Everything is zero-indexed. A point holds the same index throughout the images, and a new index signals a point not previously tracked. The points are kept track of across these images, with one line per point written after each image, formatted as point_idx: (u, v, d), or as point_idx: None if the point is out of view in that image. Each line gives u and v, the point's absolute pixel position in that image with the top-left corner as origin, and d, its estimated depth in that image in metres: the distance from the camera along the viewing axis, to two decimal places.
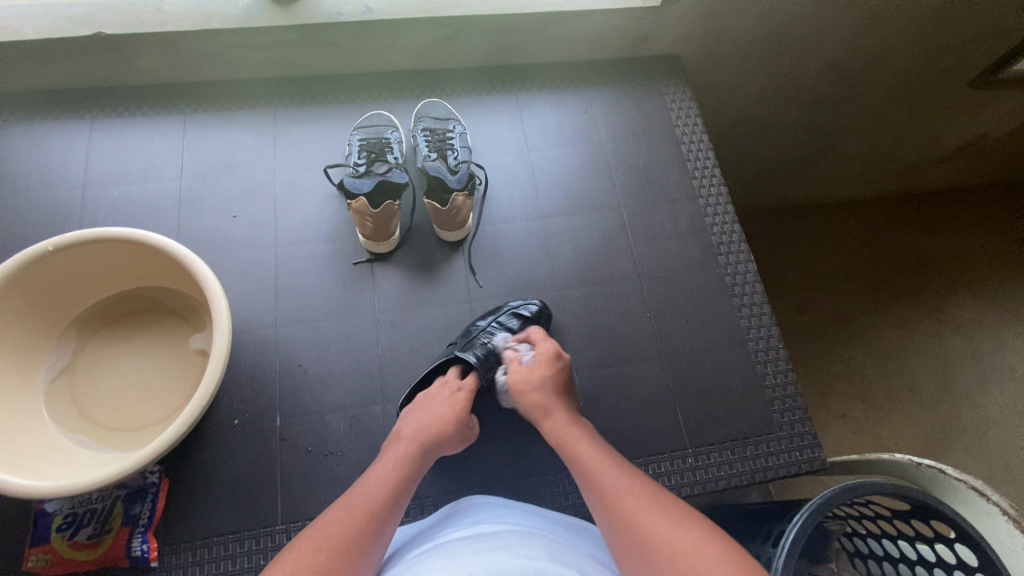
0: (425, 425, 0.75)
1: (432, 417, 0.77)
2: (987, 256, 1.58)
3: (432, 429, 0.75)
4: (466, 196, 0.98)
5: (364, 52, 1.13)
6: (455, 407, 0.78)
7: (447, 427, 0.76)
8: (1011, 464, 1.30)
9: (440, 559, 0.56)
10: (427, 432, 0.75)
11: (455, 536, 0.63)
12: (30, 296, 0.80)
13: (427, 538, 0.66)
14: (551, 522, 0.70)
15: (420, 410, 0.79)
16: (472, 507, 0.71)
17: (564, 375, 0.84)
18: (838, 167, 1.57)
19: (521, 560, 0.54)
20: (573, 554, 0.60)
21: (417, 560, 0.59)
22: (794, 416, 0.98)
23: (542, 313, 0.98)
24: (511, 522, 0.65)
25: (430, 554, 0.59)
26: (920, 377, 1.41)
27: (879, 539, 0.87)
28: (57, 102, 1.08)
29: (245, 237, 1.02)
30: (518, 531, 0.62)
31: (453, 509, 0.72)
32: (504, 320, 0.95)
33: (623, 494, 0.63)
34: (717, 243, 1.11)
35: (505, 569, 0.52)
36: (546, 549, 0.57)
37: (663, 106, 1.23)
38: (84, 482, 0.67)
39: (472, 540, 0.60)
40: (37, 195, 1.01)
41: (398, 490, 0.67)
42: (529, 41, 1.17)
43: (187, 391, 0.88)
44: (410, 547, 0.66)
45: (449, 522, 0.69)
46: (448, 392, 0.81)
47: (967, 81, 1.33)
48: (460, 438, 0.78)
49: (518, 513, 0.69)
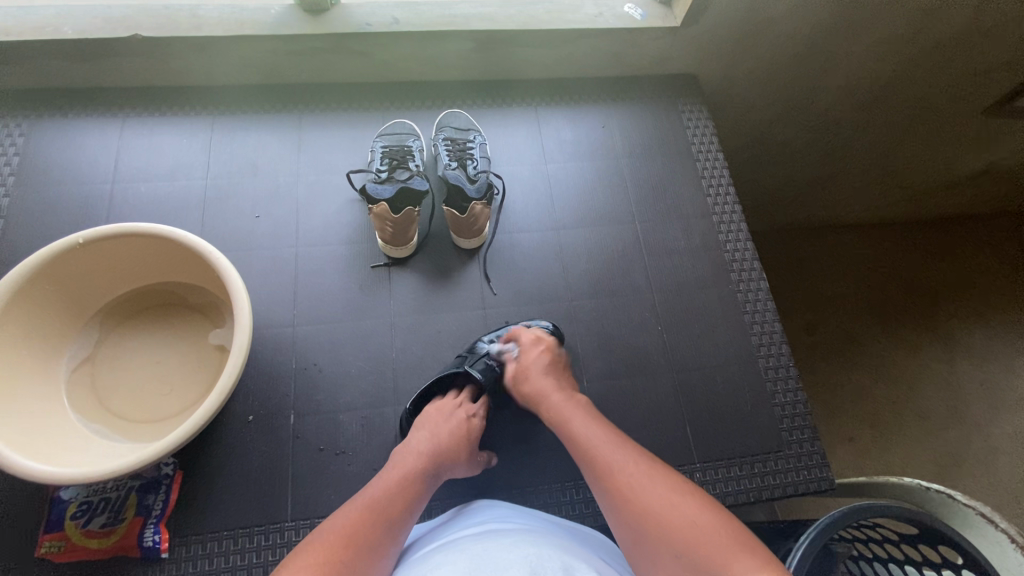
0: (438, 444, 0.76)
1: (446, 438, 0.77)
2: (999, 283, 1.58)
3: (446, 451, 0.76)
4: (484, 205, 1.00)
5: (389, 62, 1.15)
6: (463, 428, 0.80)
7: (457, 456, 0.77)
8: (1021, 495, 1.29)
9: (451, 555, 0.57)
10: (438, 447, 0.75)
11: (463, 534, 0.63)
12: (59, 286, 0.82)
13: (435, 536, 0.67)
14: (556, 526, 0.70)
15: (431, 428, 0.78)
16: (479, 509, 0.72)
17: (551, 355, 0.88)
18: (850, 190, 1.58)
19: (529, 556, 0.55)
20: (578, 552, 0.60)
21: (428, 556, 0.60)
22: (803, 434, 0.98)
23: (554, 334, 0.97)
24: (519, 523, 0.66)
25: (439, 551, 0.60)
26: (929, 402, 1.41)
27: (885, 564, 0.85)
28: (91, 100, 1.11)
29: (266, 236, 1.04)
30: (525, 531, 0.62)
31: (457, 511, 0.74)
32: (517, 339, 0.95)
33: (621, 468, 0.64)
34: (729, 260, 1.12)
35: (514, 564, 0.53)
36: (552, 546, 0.58)
37: (680, 124, 1.25)
38: (103, 470, 0.68)
39: (481, 538, 0.60)
40: (67, 189, 1.04)
41: (411, 501, 0.67)
42: (549, 56, 1.20)
43: (204, 386, 0.89)
44: (418, 545, 0.67)
45: (454, 522, 0.70)
46: (460, 417, 0.81)
47: (981, 110, 1.34)
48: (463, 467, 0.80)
49: (525, 518, 0.69)
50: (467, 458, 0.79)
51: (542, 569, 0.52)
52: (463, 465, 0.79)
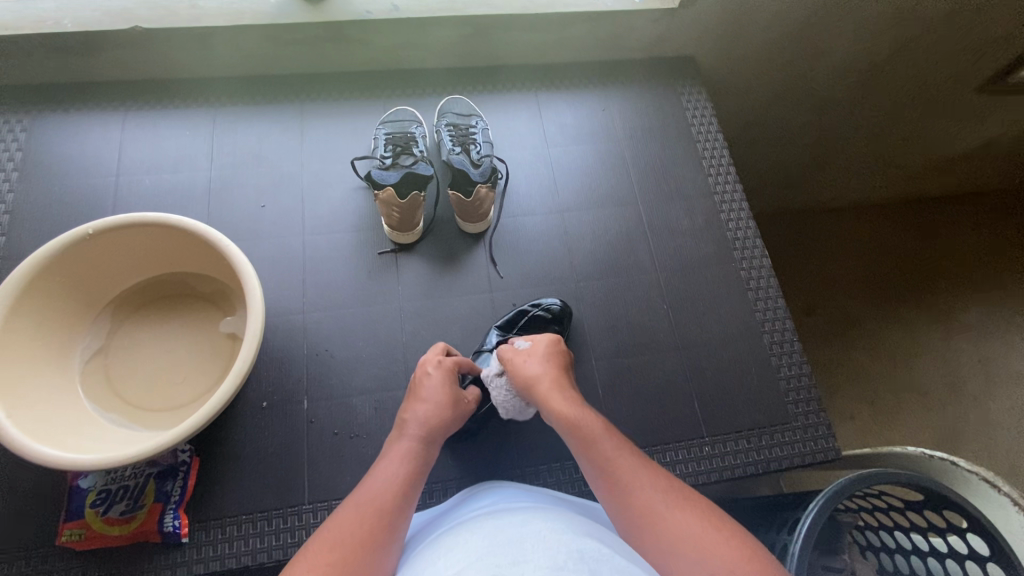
0: (423, 414, 0.73)
1: (426, 401, 0.74)
2: (994, 259, 1.60)
3: (433, 414, 0.73)
4: (489, 189, 1.00)
5: (389, 49, 1.16)
6: (446, 389, 0.76)
7: (446, 413, 0.74)
8: (1018, 466, 1.31)
9: (463, 540, 0.54)
10: (424, 422, 0.72)
11: (473, 517, 0.61)
12: (70, 277, 0.83)
13: (444, 523, 0.64)
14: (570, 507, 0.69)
15: (419, 398, 0.75)
16: (488, 493, 0.69)
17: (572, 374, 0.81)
18: (847, 169, 1.60)
19: (544, 530, 0.52)
20: (597, 529, 0.57)
21: (440, 543, 0.56)
22: (809, 407, 0.99)
23: (564, 311, 1.00)
24: (529, 502, 0.64)
25: (451, 536, 0.57)
26: (928, 378, 1.43)
27: (891, 532, 0.87)
28: (91, 94, 1.11)
29: (273, 226, 1.05)
30: (539, 511, 0.59)
31: (466, 497, 0.71)
32: (528, 322, 0.97)
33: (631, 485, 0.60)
34: (732, 239, 1.13)
35: (530, 537, 0.50)
36: (566, 521, 0.56)
37: (679, 105, 1.26)
38: (121, 456, 0.69)
39: (494, 520, 0.57)
40: (71, 183, 1.04)
41: (408, 489, 0.64)
42: (548, 41, 1.20)
43: (217, 374, 0.90)
44: (428, 534, 0.64)
45: (465, 506, 0.68)
46: (431, 373, 0.78)
47: (976, 86, 1.35)
48: (457, 422, 0.77)
49: (539, 499, 0.67)
50: (455, 416, 0.76)
51: (558, 542, 0.49)
52: (454, 425, 0.76)
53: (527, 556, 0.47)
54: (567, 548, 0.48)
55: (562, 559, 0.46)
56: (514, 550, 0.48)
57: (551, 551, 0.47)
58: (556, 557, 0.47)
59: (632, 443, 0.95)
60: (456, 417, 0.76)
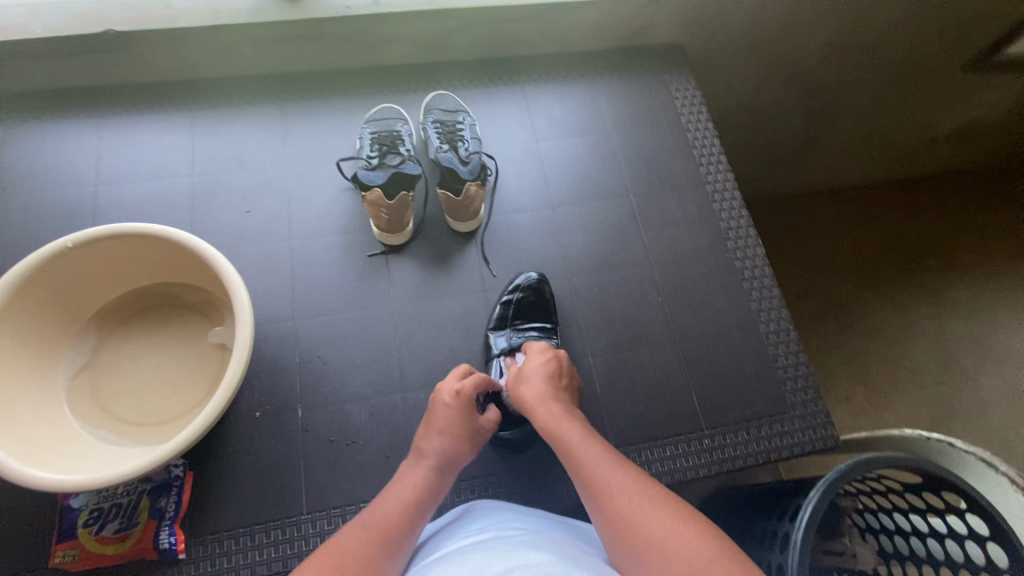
0: (439, 445, 0.70)
1: (444, 432, 0.72)
2: (984, 237, 1.61)
3: (450, 448, 0.71)
4: (478, 186, 0.99)
5: (371, 46, 1.13)
6: (465, 419, 0.74)
7: (462, 445, 0.72)
8: (1011, 443, 1.33)
9: (451, 568, 0.52)
10: (442, 453, 0.70)
11: (462, 543, 0.59)
12: (50, 293, 0.80)
13: (433, 546, 0.63)
14: (564, 528, 0.67)
15: (438, 426, 0.73)
16: (482, 514, 0.68)
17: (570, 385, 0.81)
18: (837, 152, 1.59)
19: (531, 565, 0.50)
20: (589, 560, 0.55)
21: (429, 569, 0.55)
22: (807, 395, 0.99)
23: (541, 282, 1.00)
24: (522, 526, 0.62)
25: (438, 564, 0.55)
26: (921, 359, 1.44)
27: (890, 514, 0.87)
28: (65, 101, 1.08)
29: (259, 231, 1.02)
30: (531, 537, 0.58)
31: (467, 513, 0.70)
32: (516, 308, 0.97)
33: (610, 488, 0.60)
34: (725, 228, 1.12)
35: (514, 573, 0.49)
36: (555, 552, 0.54)
37: (667, 94, 1.24)
38: (111, 475, 0.67)
39: (484, 546, 0.56)
40: (48, 194, 1.01)
41: (417, 516, 0.62)
42: (533, 33, 1.18)
43: (208, 386, 0.88)
44: (416, 557, 0.62)
45: (465, 524, 0.66)
46: (448, 403, 0.74)
47: (962, 65, 1.37)
48: (472, 452, 0.75)
49: (533, 521, 0.65)
50: (470, 448, 0.73)
51: None
52: (468, 457, 0.73)
53: None
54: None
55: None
56: None
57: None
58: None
59: (632, 439, 0.94)
60: (471, 448, 0.74)
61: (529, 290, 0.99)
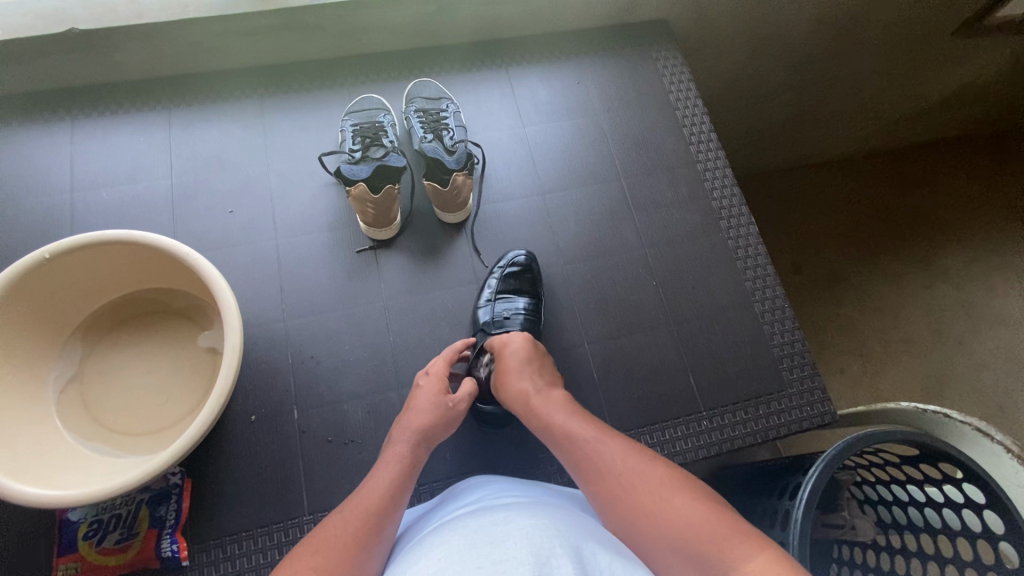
0: (410, 420, 0.72)
1: (416, 409, 0.74)
2: (976, 203, 1.60)
3: (424, 424, 0.71)
4: (465, 175, 0.97)
5: (347, 34, 1.09)
6: (433, 398, 0.75)
7: (435, 417, 0.72)
8: (1004, 405, 1.34)
9: (446, 537, 0.52)
10: (415, 430, 0.70)
11: (459, 513, 0.59)
12: (33, 305, 0.78)
13: (431, 519, 0.63)
14: (557, 494, 0.67)
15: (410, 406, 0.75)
16: (478, 486, 0.68)
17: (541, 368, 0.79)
18: (827, 124, 1.58)
19: (528, 528, 0.50)
20: (576, 517, 0.57)
21: (424, 539, 0.55)
22: (803, 372, 0.99)
23: (531, 259, 1.00)
24: (517, 494, 0.62)
25: (434, 532, 0.55)
26: (914, 327, 1.44)
27: (887, 486, 0.88)
28: (32, 105, 1.04)
29: (243, 232, 1.00)
30: (520, 501, 0.58)
31: (456, 490, 0.70)
32: (502, 283, 0.96)
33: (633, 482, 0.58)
34: (717, 208, 1.11)
35: (511, 537, 0.48)
36: (550, 516, 0.54)
37: (655, 72, 1.22)
38: (106, 488, 0.65)
39: (475, 513, 0.56)
40: (23, 203, 0.98)
41: (399, 489, 0.62)
42: (514, 12, 1.15)
43: (200, 392, 0.87)
44: (413, 530, 0.62)
45: (459, 498, 0.66)
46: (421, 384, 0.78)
47: (952, 31, 1.35)
48: (451, 428, 0.75)
49: (520, 486, 0.66)
50: (443, 420, 0.73)
51: (540, 541, 0.48)
52: (442, 431, 0.73)
53: (510, 560, 0.45)
54: (549, 541, 0.48)
55: (550, 560, 0.45)
56: (495, 552, 0.46)
57: (533, 546, 0.47)
58: (539, 553, 0.46)
59: (630, 424, 0.94)
60: (444, 423, 0.73)
61: (518, 266, 0.98)
